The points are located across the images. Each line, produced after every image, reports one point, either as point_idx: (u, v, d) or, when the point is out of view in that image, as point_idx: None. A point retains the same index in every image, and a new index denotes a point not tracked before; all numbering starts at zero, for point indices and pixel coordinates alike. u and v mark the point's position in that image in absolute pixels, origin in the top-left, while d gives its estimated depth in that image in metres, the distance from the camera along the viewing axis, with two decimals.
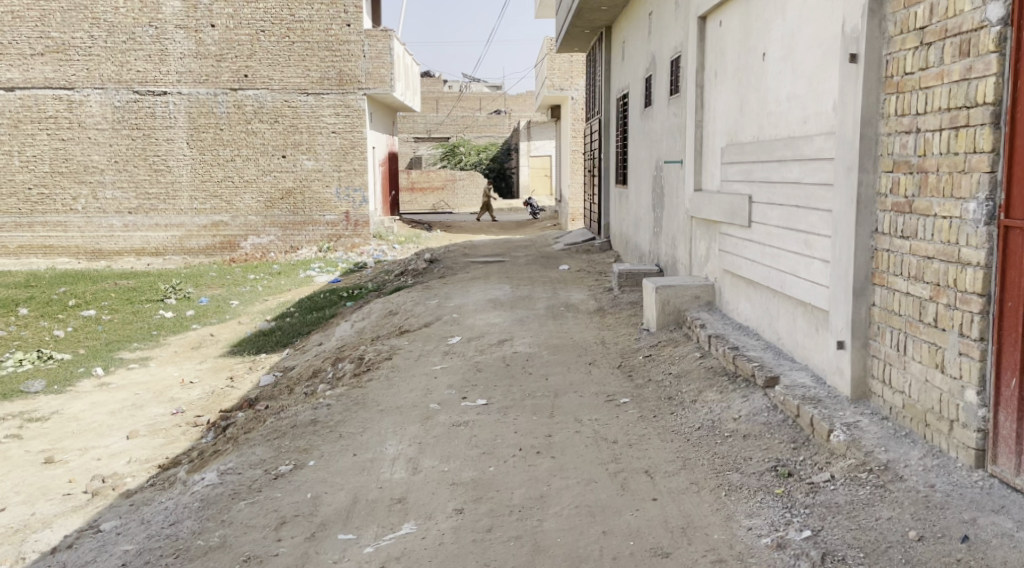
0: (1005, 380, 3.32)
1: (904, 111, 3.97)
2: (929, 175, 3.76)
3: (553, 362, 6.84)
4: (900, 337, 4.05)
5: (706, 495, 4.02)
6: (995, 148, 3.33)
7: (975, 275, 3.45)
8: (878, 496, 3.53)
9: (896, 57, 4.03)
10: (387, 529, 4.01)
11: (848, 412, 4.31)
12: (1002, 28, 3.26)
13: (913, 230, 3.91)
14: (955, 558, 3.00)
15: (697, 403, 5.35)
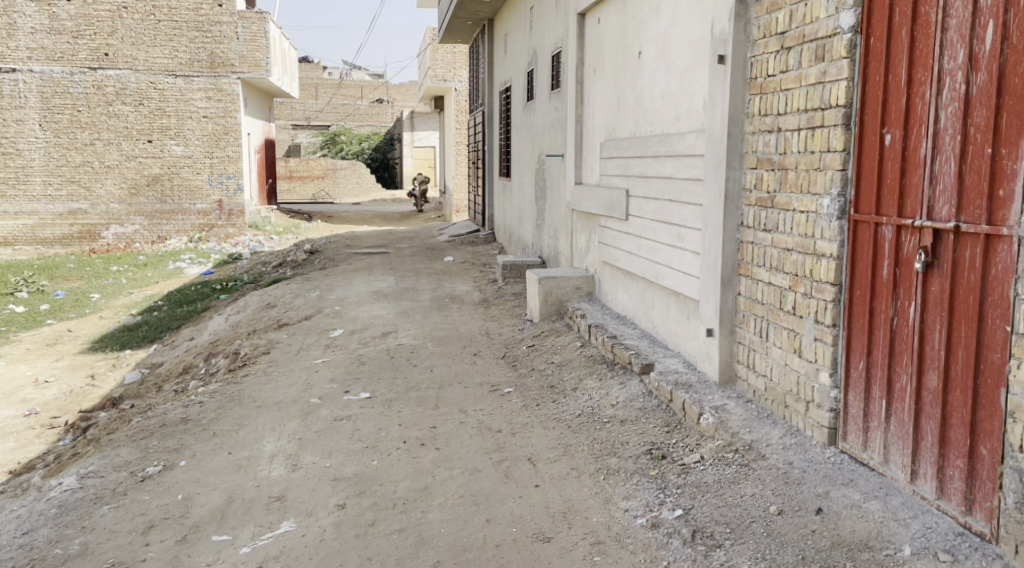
0: (854, 363, 3.59)
1: (767, 111, 4.21)
2: (788, 172, 4.02)
3: (437, 354, 6.83)
4: (763, 324, 4.31)
5: (586, 480, 4.14)
6: (846, 147, 3.59)
7: (829, 265, 3.71)
8: (742, 474, 3.75)
9: (759, 60, 4.27)
10: (265, 528, 3.89)
11: (716, 395, 4.56)
12: (853, 36, 3.52)
13: (775, 224, 4.16)
14: (810, 529, 3.21)
15: (578, 391, 5.50)
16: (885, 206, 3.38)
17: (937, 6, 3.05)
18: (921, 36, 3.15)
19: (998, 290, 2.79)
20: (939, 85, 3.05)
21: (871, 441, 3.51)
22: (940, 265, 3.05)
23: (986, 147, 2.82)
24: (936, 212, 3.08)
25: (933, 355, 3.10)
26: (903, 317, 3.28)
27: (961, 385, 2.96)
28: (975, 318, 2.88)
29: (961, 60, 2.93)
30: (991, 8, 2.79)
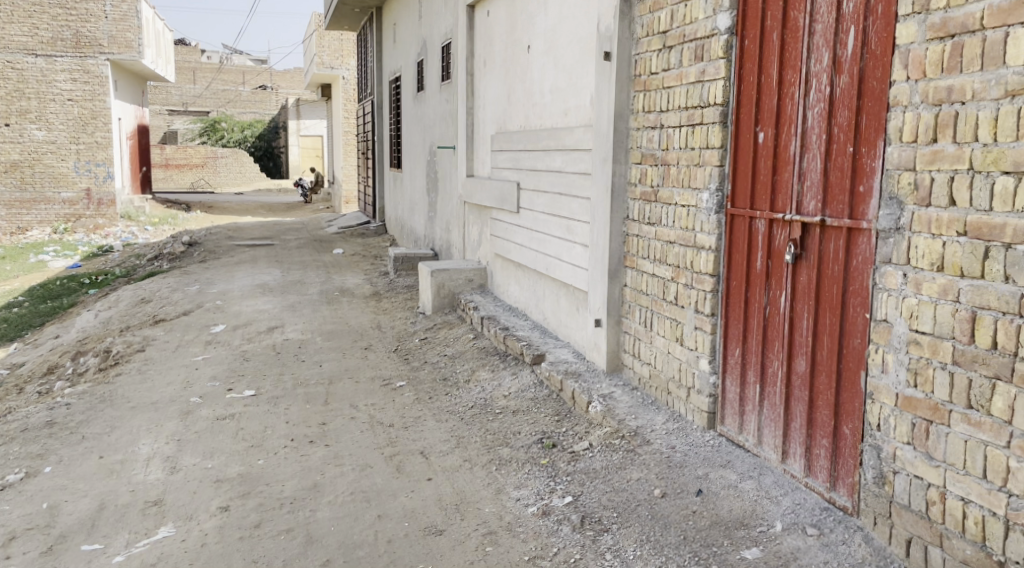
0: (731, 350, 3.78)
1: (650, 108, 4.35)
2: (670, 167, 4.16)
3: (326, 349, 6.68)
4: (647, 314, 4.46)
5: (478, 471, 4.15)
6: (723, 144, 3.76)
7: (708, 257, 3.87)
8: (628, 459, 3.87)
9: (643, 57, 4.40)
10: (141, 534, 3.70)
11: (604, 384, 4.69)
12: (729, 37, 3.68)
13: (658, 217, 4.31)
14: (691, 509, 3.34)
15: (470, 383, 5.52)
16: (759, 201, 3.56)
17: (805, 12, 3.23)
18: (791, 40, 3.32)
19: (858, 280, 2.97)
20: (807, 87, 3.23)
21: (746, 423, 3.70)
22: (808, 257, 3.24)
23: (848, 146, 2.99)
24: (804, 207, 3.26)
25: (802, 341, 3.29)
26: (775, 306, 3.47)
27: (826, 369, 3.16)
28: (839, 307, 3.06)
29: (826, 63, 3.11)
30: (852, 14, 2.96)
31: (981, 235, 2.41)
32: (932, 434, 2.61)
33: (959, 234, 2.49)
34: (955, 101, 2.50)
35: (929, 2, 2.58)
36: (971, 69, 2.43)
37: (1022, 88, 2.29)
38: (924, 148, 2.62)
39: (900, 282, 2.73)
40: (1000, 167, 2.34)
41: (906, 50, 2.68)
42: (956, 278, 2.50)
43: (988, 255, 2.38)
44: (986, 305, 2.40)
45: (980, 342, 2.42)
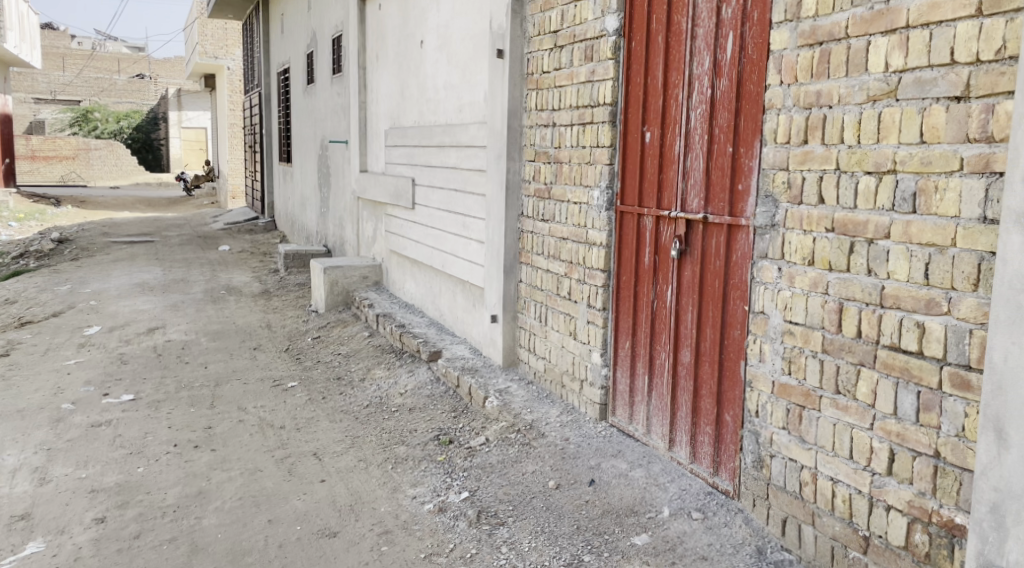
0: (621, 343, 3.88)
1: (542, 106, 4.41)
2: (563, 165, 4.24)
3: (212, 349, 6.42)
4: (542, 309, 4.53)
5: (373, 470, 4.10)
6: (613, 143, 3.86)
7: (599, 253, 3.97)
8: (524, 453, 3.92)
9: (535, 56, 4.46)
10: (5, 552, 3.44)
11: (500, 379, 4.74)
12: (617, 38, 3.78)
13: (551, 214, 4.38)
14: (584, 499, 3.42)
15: (365, 381, 5.44)
16: (647, 198, 3.67)
17: (687, 16, 3.36)
18: (675, 44, 3.45)
19: (738, 274, 3.12)
20: (690, 88, 3.36)
21: (636, 414, 3.82)
22: (692, 252, 3.38)
23: (728, 146, 3.14)
24: (689, 204, 3.40)
25: (688, 333, 3.43)
26: (662, 300, 3.59)
27: (710, 360, 3.30)
28: (721, 300, 3.20)
29: (708, 66, 3.24)
30: (731, 20, 3.10)
31: (847, 231, 2.57)
32: (805, 419, 2.77)
33: (828, 230, 2.65)
34: (823, 105, 2.64)
35: (800, 10, 2.73)
36: (837, 74, 2.58)
37: (882, 93, 2.43)
38: (797, 149, 2.77)
39: (775, 276, 2.89)
40: (863, 167, 2.50)
41: (779, 56, 2.83)
42: (825, 271, 2.66)
43: (853, 250, 2.54)
44: (852, 296, 2.56)
45: (847, 331, 2.58)
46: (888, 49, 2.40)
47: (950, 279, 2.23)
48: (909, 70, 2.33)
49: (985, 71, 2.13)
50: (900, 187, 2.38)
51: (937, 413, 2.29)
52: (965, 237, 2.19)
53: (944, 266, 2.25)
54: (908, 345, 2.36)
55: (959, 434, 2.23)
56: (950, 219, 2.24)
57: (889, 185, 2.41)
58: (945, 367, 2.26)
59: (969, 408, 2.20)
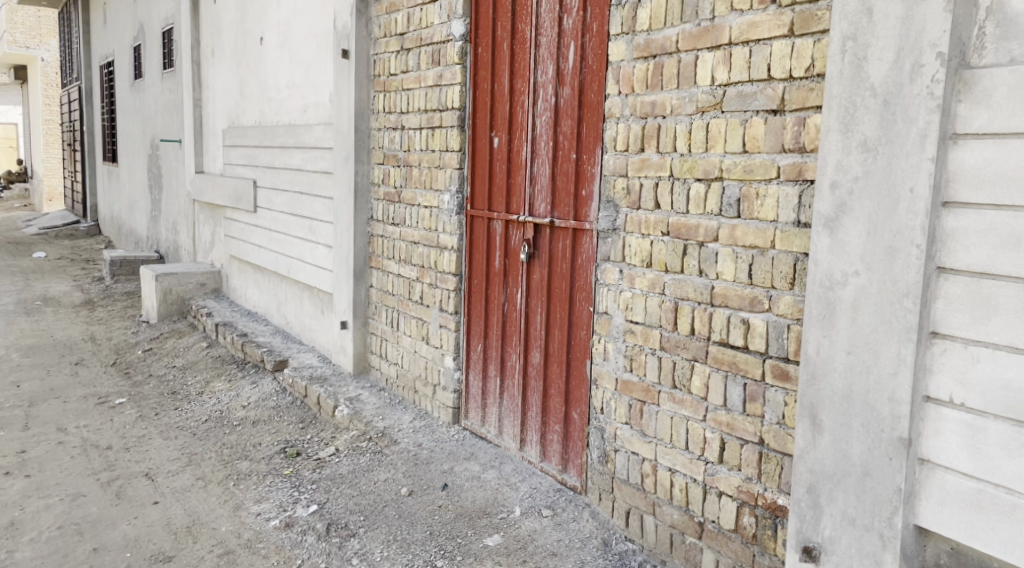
0: (473, 346, 3.91)
1: (390, 109, 4.37)
2: (412, 168, 4.22)
3: (26, 366, 5.82)
4: (393, 314, 4.48)
5: (213, 488, 3.87)
6: (461, 147, 3.88)
7: (450, 257, 3.97)
8: (375, 461, 3.84)
9: (381, 58, 4.41)
10: None
11: (350, 386, 4.63)
12: (463, 44, 3.81)
13: (401, 218, 4.34)
14: (437, 504, 3.40)
15: (204, 395, 5.14)
16: (495, 202, 3.72)
17: (531, 25, 3.43)
18: (519, 51, 3.52)
19: (584, 276, 3.22)
20: (535, 96, 3.43)
21: (488, 416, 3.86)
22: (540, 255, 3.45)
23: (572, 153, 3.24)
24: (536, 208, 3.47)
25: (537, 335, 3.50)
26: (512, 302, 3.65)
27: (558, 360, 3.38)
28: (568, 301, 3.30)
29: (551, 75, 3.33)
30: (572, 31, 3.20)
31: (681, 234, 2.72)
32: (645, 413, 2.90)
33: (663, 233, 2.79)
34: (658, 115, 2.79)
35: (635, 24, 2.86)
36: (670, 86, 2.73)
37: (709, 105, 2.59)
38: (635, 156, 2.90)
39: (617, 278, 3.00)
40: (694, 175, 2.65)
41: (617, 67, 2.95)
42: (662, 273, 2.80)
43: (686, 252, 2.70)
44: (685, 295, 2.71)
45: (681, 329, 2.73)
46: (714, 64, 2.56)
47: (770, 278, 2.41)
48: (733, 84, 2.50)
49: (796, 86, 2.31)
50: (726, 193, 2.54)
51: (761, 403, 2.46)
52: (782, 239, 2.38)
53: (765, 266, 2.43)
54: (735, 341, 2.53)
55: (780, 421, 2.41)
56: (770, 223, 2.42)
57: (716, 191, 2.58)
58: (767, 359, 2.44)
59: (788, 397, 2.38)
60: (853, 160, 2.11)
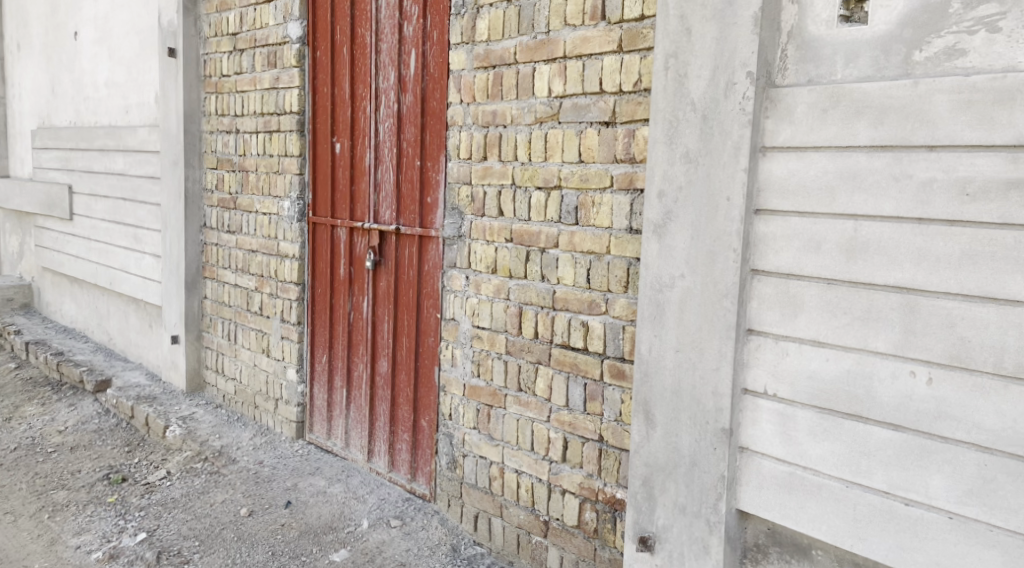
0: (318, 358, 3.81)
1: (223, 111, 4.18)
2: (249, 174, 4.05)
3: None
4: (230, 327, 4.27)
5: (24, 523, 3.50)
6: (301, 152, 3.77)
7: (291, 265, 3.85)
8: (211, 482, 3.64)
9: (212, 58, 4.22)
10: None
11: (183, 405, 4.37)
12: (301, 46, 3.72)
13: (237, 225, 4.15)
14: (280, 523, 3.26)
15: (12, 421, 4.65)
16: (339, 209, 3.65)
17: (371, 30, 3.40)
18: (359, 56, 3.47)
19: (430, 283, 3.22)
20: (376, 102, 3.40)
21: (334, 428, 3.77)
22: (386, 263, 3.42)
23: (416, 160, 3.23)
24: (381, 215, 3.43)
25: (384, 343, 3.45)
26: (358, 311, 3.58)
27: (405, 368, 3.36)
28: (414, 309, 3.29)
29: (393, 81, 3.31)
30: (412, 38, 3.20)
31: (523, 241, 2.78)
32: (492, 417, 2.94)
33: (507, 240, 2.84)
34: (499, 124, 2.84)
35: (474, 34, 2.90)
36: (509, 96, 2.79)
37: (547, 116, 2.68)
38: (478, 164, 2.94)
39: (463, 284, 3.03)
40: (534, 183, 2.73)
41: (458, 75, 2.98)
42: (506, 278, 2.86)
43: (529, 258, 2.76)
44: (529, 300, 2.77)
45: (526, 333, 2.79)
46: (551, 76, 2.64)
47: (606, 281, 2.52)
48: (568, 96, 2.59)
49: (626, 100, 2.43)
50: (565, 201, 2.63)
51: (600, 401, 2.56)
52: (617, 245, 2.49)
53: (601, 270, 2.54)
54: (576, 343, 2.62)
55: (617, 418, 2.52)
56: (605, 229, 2.53)
57: (555, 199, 2.66)
58: (605, 360, 2.54)
59: (625, 395, 2.49)
60: (677, 170, 2.25)
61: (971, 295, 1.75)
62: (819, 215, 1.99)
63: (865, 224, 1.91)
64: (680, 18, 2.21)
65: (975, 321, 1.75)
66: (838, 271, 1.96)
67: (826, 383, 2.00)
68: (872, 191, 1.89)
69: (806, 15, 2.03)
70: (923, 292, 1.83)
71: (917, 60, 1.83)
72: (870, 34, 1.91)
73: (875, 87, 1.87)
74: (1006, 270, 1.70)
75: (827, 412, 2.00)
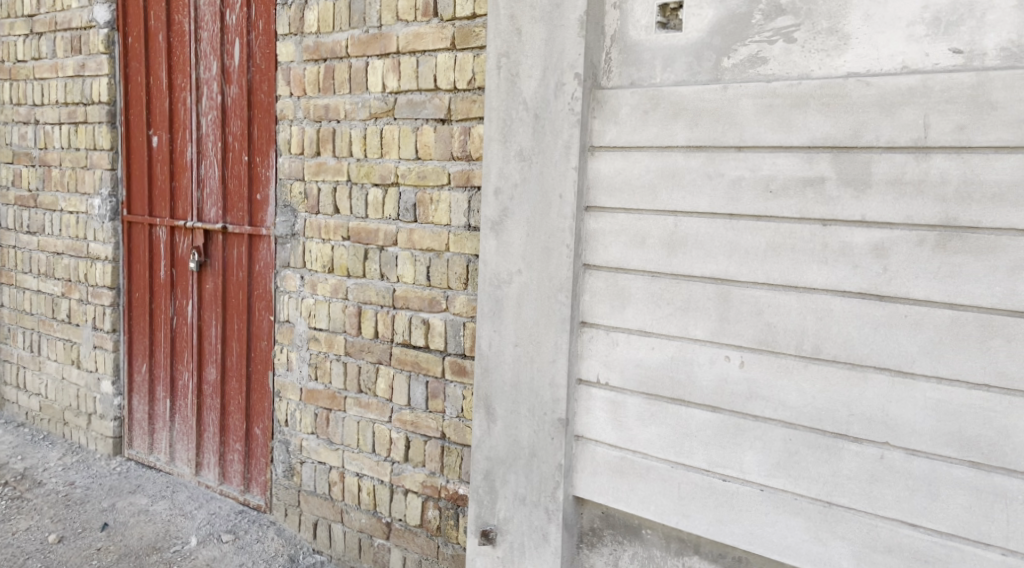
0: (137, 367, 3.54)
1: (19, 100, 3.79)
2: (51, 169, 3.69)
3: None
4: (33, 338, 3.88)
5: None
6: (113, 146, 3.48)
7: (103, 268, 3.55)
8: (13, 508, 3.27)
9: (4, 41, 3.81)
10: None
11: None
12: (110, 32, 3.44)
13: (39, 225, 3.77)
14: (95, 547, 3.00)
15: None
16: (158, 207, 3.41)
17: (189, 17, 3.20)
18: (177, 44, 3.26)
19: (262, 284, 3.08)
20: (197, 93, 3.20)
21: (157, 442, 3.52)
22: (212, 264, 3.23)
23: (243, 154, 3.07)
24: (205, 213, 3.24)
25: (212, 349, 3.26)
26: (182, 315, 3.36)
27: (236, 374, 3.19)
28: (245, 311, 3.13)
29: (216, 71, 3.13)
30: (236, 27, 3.05)
31: (361, 238, 2.72)
32: (332, 421, 2.85)
33: (344, 238, 2.77)
34: (332, 119, 2.76)
35: (303, 26, 2.80)
36: (342, 91, 2.72)
37: (382, 112, 2.63)
38: (310, 160, 2.84)
39: (298, 284, 2.92)
40: (371, 179, 2.67)
41: (287, 68, 2.87)
42: (344, 277, 2.78)
43: (367, 256, 2.71)
44: (368, 299, 2.72)
45: (366, 333, 2.73)
46: (384, 71, 2.60)
47: (446, 279, 2.52)
48: (403, 92, 2.57)
49: (460, 98, 2.44)
50: (403, 199, 2.60)
51: (442, 399, 2.56)
52: (455, 242, 2.49)
53: (441, 268, 2.53)
54: (417, 341, 2.60)
55: (459, 415, 2.53)
56: (443, 226, 2.52)
57: (393, 196, 2.63)
58: (446, 357, 2.54)
59: (466, 391, 2.50)
60: (512, 168, 2.29)
61: (775, 284, 1.90)
62: (644, 211, 2.10)
63: (684, 219, 2.03)
64: (510, 18, 2.26)
65: (779, 308, 1.90)
66: (661, 265, 2.07)
67: (652, 370, 2.11)
68: (689, 188, 2.01)
69: (627, 21, 2.13)
70: (735, 283, 1.97)
71: (726, 66, 1.96)
72: (684, 41, 2.03)
73: (690, 91, 1.99)
74: (804, 260, 1.85)
75: (654, 398, 2.11)
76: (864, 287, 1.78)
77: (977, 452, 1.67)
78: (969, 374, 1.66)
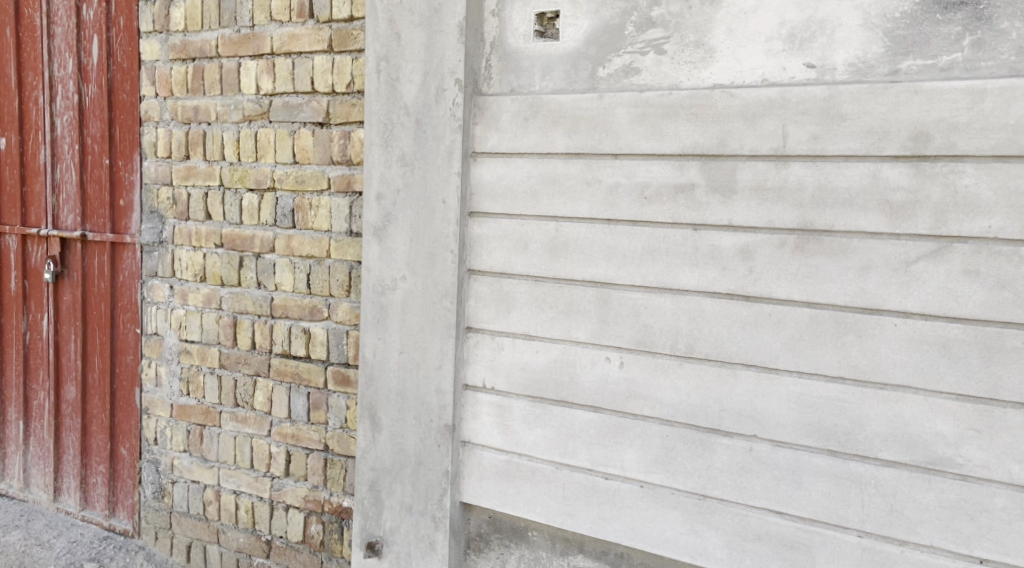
0: None
1: None
2: None
3: None
4: None
5: None
6: None
7: None
8: None
9: None
10: None
11: None
12: None
13: None
14: None
15: None
16: (8, 214, 3.15)
17: (41, 11, 2.98)
18: (27, 39, 3.02)
19: (126, 296, 2.90)
20: (51, 93, 2.98)
21: (10, 467, 3.26)
22: (70, 274, 3.02)
23: (104, 157, 2.89)
24: (62, 220, 3.02)
25: (70, 365, 3.04)
26: (36, 330, 3.12)
27: (98, 392, 2.98)
28: (108, 325, 2.93)
29: (71, 69, 2.92)
30: (94, 23, 2.86)
31: (235, 246, 2.61)
32: (206, 437, 2.72)
33: (217, 245, 2.65)
34: (202, 121, 2.64)
35: (168, 23, 2.67)
36: (213, 92, 2.60)
37: (255, 114, 2.54)
38: (179, 164, 2.70)
39: (167, 294, 2.77)
40: (245, 184, 2.57)
41: (152, 67, 2.72)
42: (218, 287, 2.66)
43: (242, 264, 2.60)
44: (245, 309, 2.61)
45: (241, 344, 2.62)
46: (258, 73, 2.51)
47: (327, 286, 2.46)
48: (277, 94, 2.48)
49: (339, 101, 2.39)
50: (280, 204, 2.51)
51: (324, 410, 2.49)
52: (337, 248, 2.43)
53: (322, 275, 2.46)
54: (297, 351, 2.52)
55: (343, 426, 2.46)
56: (324, 232, 2.46)
57: (270, 202, 2.53)
58: (329, 367, 2.48)
59: (350, 401, 2.45)
60: (394, 173, 2.26)
61: (651, 287, 1.97)
62: (526, 216, 2.12)
63: (565, 225, 2.06)
64: (390, 22, 2.24)
65: (655, 309, 1.96)
66: (544, 269, 2.10)
67: (536, 373, 2.13)
68: (569, 194, 2.05)
69: (505, 29, 2.15)
70: (614, 286, 2.02)
71: (601, 76, 2.02)
72: (561, 50, 2.07)
73: (567, 99, 2.04)
74: (677, 263, 1.93)
75: (538, 401, 2.14)
76: (733, 288, 1.87)
77: (835, 441, 1.78)
78: (826, 368, 1.78)
